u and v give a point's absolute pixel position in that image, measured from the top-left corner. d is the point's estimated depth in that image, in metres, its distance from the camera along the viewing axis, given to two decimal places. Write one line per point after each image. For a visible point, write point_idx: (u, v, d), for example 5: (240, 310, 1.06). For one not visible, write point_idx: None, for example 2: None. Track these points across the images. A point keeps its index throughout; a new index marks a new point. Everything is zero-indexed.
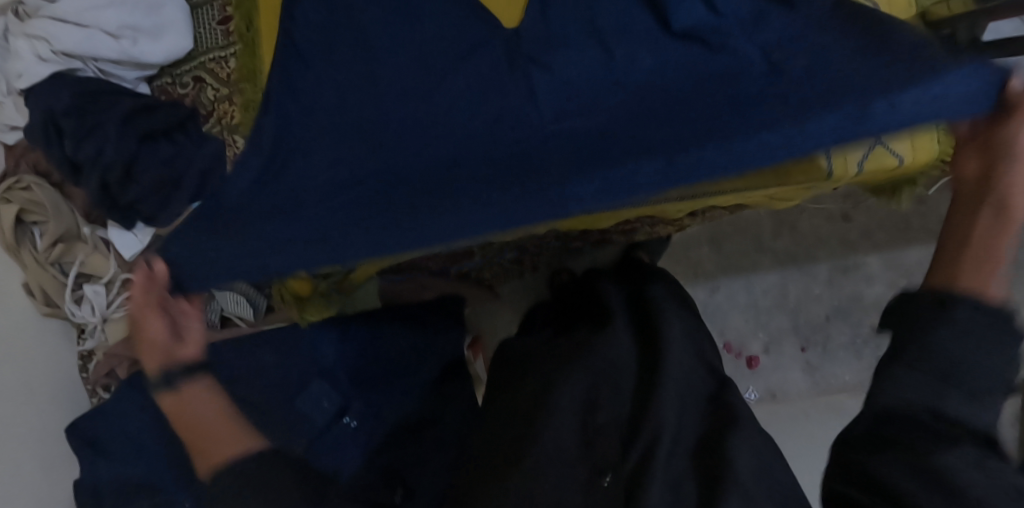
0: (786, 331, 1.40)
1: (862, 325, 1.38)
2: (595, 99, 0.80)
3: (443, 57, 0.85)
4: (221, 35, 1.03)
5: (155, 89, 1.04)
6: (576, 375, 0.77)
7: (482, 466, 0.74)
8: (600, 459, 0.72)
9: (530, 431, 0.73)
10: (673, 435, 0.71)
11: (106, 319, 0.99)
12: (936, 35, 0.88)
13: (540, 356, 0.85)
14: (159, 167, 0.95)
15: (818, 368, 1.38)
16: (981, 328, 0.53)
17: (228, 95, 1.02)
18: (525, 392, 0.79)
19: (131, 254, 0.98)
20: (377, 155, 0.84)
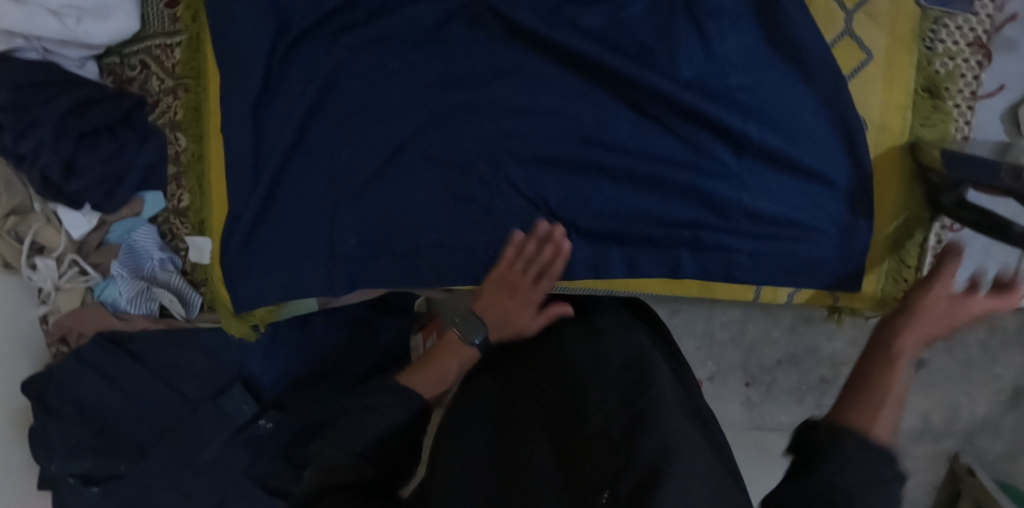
0: (735, 366, 1.39)
1: (812, 374, 1.37)
2: (541, 152, 0.86)
3: (411, 122, 0.88)
4: (168, 20, 0.98)
5: (104, 67, 1.01)
6: (599, 402, 0.68)
7: (473, 462, 0.69)
8: (591, 472, 0.60)
9: (520, 454, 0.67)
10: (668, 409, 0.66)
11: (58, 288, 1.04)
12: (920, 176, 0.82)
13: (566, 355, 0.78)
14: (98, 165, 0.96)
15: (757, 405, 1.40)
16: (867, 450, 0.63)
17: (173, 88, 0.99)
18: (536, 406, 0.73)
19: (79, 234, 1.02)
20: (339, 165, 0.90)
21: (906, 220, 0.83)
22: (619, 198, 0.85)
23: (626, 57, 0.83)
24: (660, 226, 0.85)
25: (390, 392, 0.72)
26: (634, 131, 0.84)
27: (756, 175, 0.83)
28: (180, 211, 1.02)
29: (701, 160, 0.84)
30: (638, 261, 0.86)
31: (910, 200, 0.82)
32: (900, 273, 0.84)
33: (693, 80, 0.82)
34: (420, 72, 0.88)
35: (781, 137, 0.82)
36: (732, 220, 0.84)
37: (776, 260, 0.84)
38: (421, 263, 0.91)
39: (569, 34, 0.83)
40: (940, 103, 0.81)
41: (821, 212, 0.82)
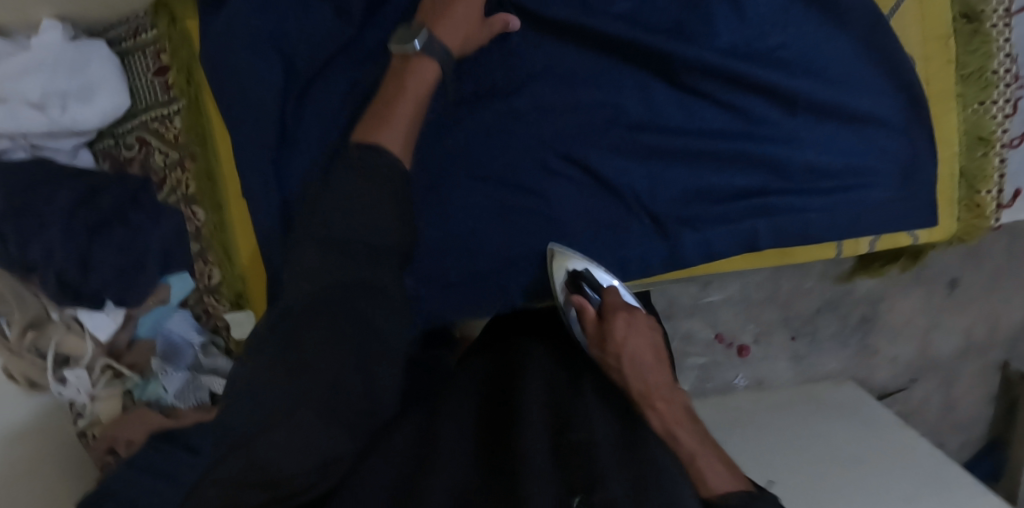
0: (777, 323, 1.33)
1: (852, 315, 1.32)
2: (592, 149, 0.82)
3: (448, 144, 0.82)
4: (160, 88, 0.91)
5: (98, 152, 0.94)
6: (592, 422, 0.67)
7: (460, 449, 0.65)
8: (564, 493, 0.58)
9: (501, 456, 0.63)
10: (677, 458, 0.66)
11: (94, 397, 0.96)
12: (973, 99, 0.81)
13: (574, 376, 0.75)
14: (115, 257, 0.87)
15: (805, 357, 1.33)
16: None
17: (180, 160, 0.92)
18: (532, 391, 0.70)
19: (106, 335, 0.94)
20: None
21: (967, 146, 0.83)
22: (678, 181, 0.82)
23: (662, 34, 0.79)
24: (726, 200, 0.82)
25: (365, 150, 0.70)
26: (684, 109, 0.81)
27: (816, 130, 0.80)
28: (212, 288, 0.95)
29: (751, 126, 0.80)
30: (713, 241, 0.83)
31: (968, 124, 0.82)
32: (971, 199, 0.84)
33: (739, 44, 0.79)
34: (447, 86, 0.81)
35: (836, 87, 0.79)
36: (801, 179, 0.81)
37: (853, 211, 0.81)
38: (487, 288, 0.86)
39: (602, 20, 0.79)
40: (979, 26, 0.80)
41: (889, 154, 0.80)
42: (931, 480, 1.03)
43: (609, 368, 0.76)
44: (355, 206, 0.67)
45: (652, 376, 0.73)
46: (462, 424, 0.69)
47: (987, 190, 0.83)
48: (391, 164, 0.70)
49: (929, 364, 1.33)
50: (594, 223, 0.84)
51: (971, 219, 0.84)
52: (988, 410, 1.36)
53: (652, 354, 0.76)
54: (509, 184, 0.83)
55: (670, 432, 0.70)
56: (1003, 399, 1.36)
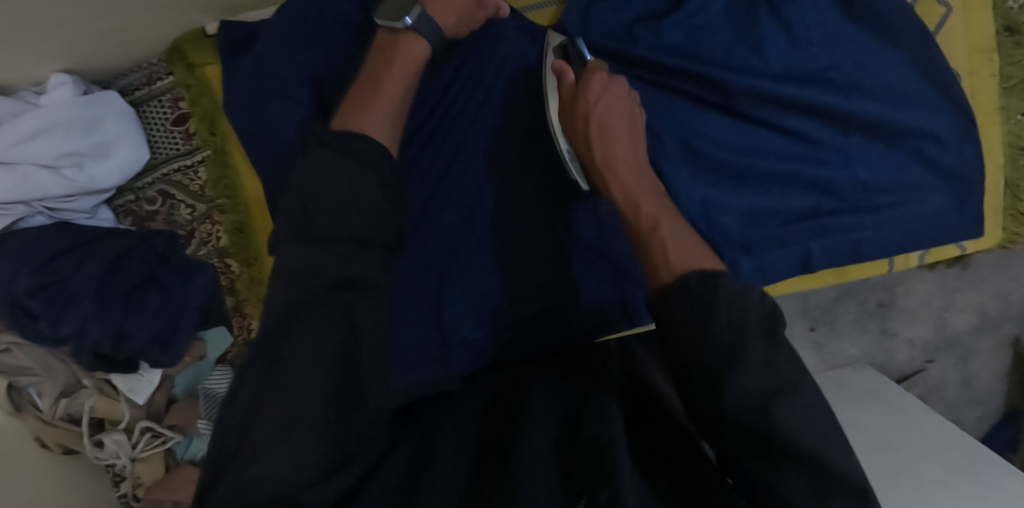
0: (796, 314, 1.37)
1: (869, 302, 1.36)
2: None
3: (503, 186, 0.85)
4: (182, 138, 0.86)
5: (117, 209, 0.88)
6: (602, 406, 0.65)
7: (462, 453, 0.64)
8: (576, 479, 0.59)
9: (505, 451, 0.62)
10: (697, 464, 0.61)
11: (135, 459, 0.93)
12: (1016, 108, 0.82)
13: (578, 372, 0.73)
14: (148, 322, 0.83)
15: (824, 346, 1.37)
16: None
17: (208, 212, 0.88)
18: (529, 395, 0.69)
19: (143, 398, 0.90)
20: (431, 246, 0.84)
21: (1010, 156, 0.83)
22: (732, 207, 0.81)
23: (709, 62, 0.79)
24: (782, 222, 0.82)
25: (336, 146, 0.61)
26: (735, 134, 0.80)
27: (866, 149, 0.80)
28: (252, 341, 0.92)
29: (802, 147, 0.81)
30: (768, 265, 0.83)
31: (1011, 134, 0.82)
32: (1014, 207, 0.84)
33: (789, 66, 0.78)
34: (499, 133, 0.85)
35: (887, 107, 0.79)
36: (854, 199, 0.82)
37: (905, 228, 0.82)
38: (542, 325, 0.85)
39: (650, 53, 0.79)
40: (1020, 39, 0.80)
41: (938, 171, 0.81)
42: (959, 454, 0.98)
43: (579, 134, 0.74)
44: (337, 198, 0.59)
45: (620, 141, 0.72)
46: (463, 432, 0.67)
47: None
48: (374, 153, 0.62)
49: (944, 343, 1.36)
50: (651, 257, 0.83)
51: (1016, 226, 0.85)
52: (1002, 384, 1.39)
53: (626, 116, 0.74)
54: (562, 220, 0.85)
55: (631, 202, 0.70)
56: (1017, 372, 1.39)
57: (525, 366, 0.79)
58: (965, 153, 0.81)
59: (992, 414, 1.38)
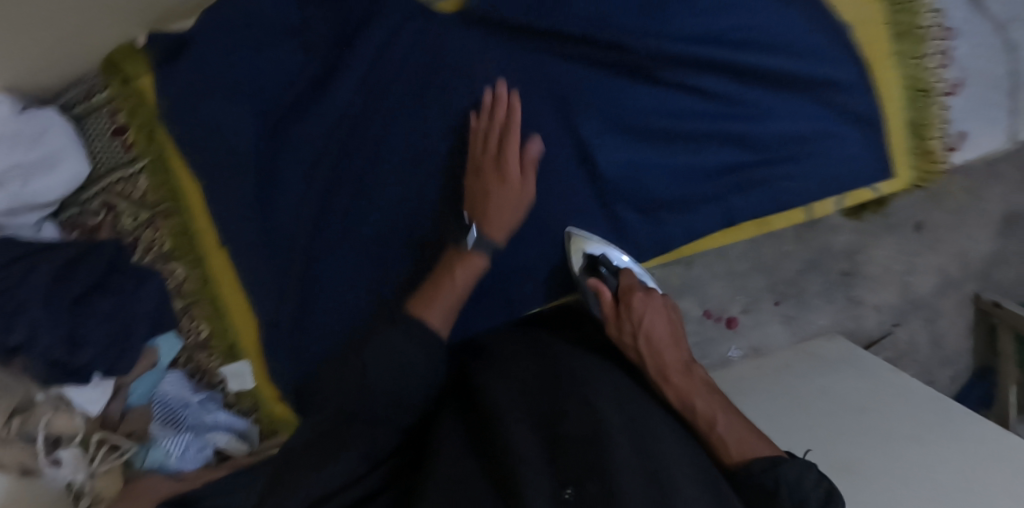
0: (763, 289, 1.37)
1: (833, 272, 1.38)
2: (565, 152, 0.84)
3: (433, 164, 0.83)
4: (121, 148, 0.88)
5: (63, 223, 0.91)
6: (580, 400, 0.67)
7: (456, 449, 0.67)
8: (566, 470, 0.61)
9: (495, 460, 0.64)
10: (667, 447, 0.65)
11: (92, 474, 0.93)
12: (910, 53, 0.86)
13: (544, 367, 0.74)
14: (101, 326, 0.86)
15: (795, 318, 1.37)
16: None
17: (150, 219, 0.90)
18: (502, 385, 0.73)
19: (98, 409, 0.91)
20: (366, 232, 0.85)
21: (910, 99, 0.87)
22: (653, 169, 0.84)
23: (618, 29, 0.80)
24: (702, 179, 0.86)
25: (403, 325, 0.75)
26: (650, 96, 0.83)
27: (771, 104, 0.84)
28: (201, 344, 0.93)
29: (714, 105, 0.84)
30: (689, 224, 0.87)
31: (908, 78, 0.87)
32: (921, 147, 0.88)
33: (694, 26, 0.80)
34: (430, 120, 0.82)
35: (792, 60, 0.82)
36: (766, 151, 0.85)
37: (815, 174, 0.87)
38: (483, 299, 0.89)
39: (557, 23, 0.80)
40: None
41: (838, 119, 0.86)
42: (927, 413, 0.92)
43: (607, 318, 0.84)
44: (390, 364, 0.73)
45: (669, 354, 0.80)
46: (458, 429, 0.71)
47: (934, 137, 0.88)
48: (429, 334, 0.75)
49: (910, 306, 1.38)
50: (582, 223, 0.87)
51: (926, 166, 0.89)
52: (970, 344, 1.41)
53: (666, 326, 0.83)
54: None
55: (687, 405, 0.76)
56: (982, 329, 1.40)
57: (484, 364, 0.79)
58: (863, 101, 0.86)
59: (963, 374, 1.40)
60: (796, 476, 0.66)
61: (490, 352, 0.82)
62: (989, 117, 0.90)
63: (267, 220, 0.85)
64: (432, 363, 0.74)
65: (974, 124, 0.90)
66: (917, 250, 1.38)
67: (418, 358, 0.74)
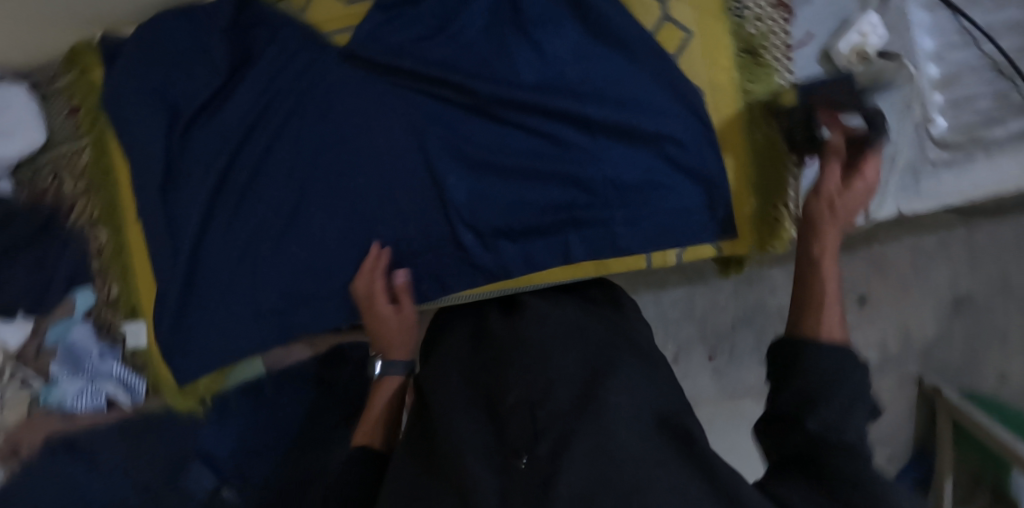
0: (695, 341, 1.62)
1: (765, 331, 1.60)
2: (418, 178, 0.93)
3: (309, 172, 0.96)
4: (72, 126, 1.04)
5: (17, 181, 1.07)
6: (522, 361, 0.84)
7: (413, 466, 0.79)
8: (512, 442, 0.74)
9: (442, 429, 0.80)
10: (569, 383, 0.79)
11: (2, 403, 1.06)
12: (761, 122, 0.91)
13: (484, 340, 0.93)
14: (24, 273, 1.04)
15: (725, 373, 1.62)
16: (831, 364, 0.74)
17: (86, 189, 1.04)
18: (451, 375, 0.88)
19: (17, 344, 1.05)
20: (250, 223, 0.98)
21: (761, 164, 0.92)
22: (506, 201, 0.92)
23: (475, 74, 0.91)
24: (549, 214, 0.92)
25: (349, 462, 0.87)
26: (506, 135, 0.92)
27: (619, 153, 0.91)
28: (111, 302, 1.05)
29: (555, 147, 0.91)
30: (532, 252, 0.95)
31: (760, 146, 0.91)
32: (767, 211, 0.93)
33: (544, 78, 0.90)
34: (312, 135, 0.95)
35: (638, 116, 0.89)
36: (616, 195, 0.91)
37: (658, 222, 0.92)
38: (348, 298, 0.99)
39: (418, 65, 0.91)
40: (758, 58, 0.91)
41: (685, 175, 0.91)
42: None
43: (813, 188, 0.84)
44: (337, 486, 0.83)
45: (830, 235, 0.82)
46: (412, 458, 0.81)
47: (780, 203, 0.93)
48: (365, 457, 0.88)
49: None
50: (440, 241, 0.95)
51: (771, 231, 0.94)
52: (908, 421, 1.57)
53: (857, 201, 0.83)
54: (356, 202, 0.95)
55: (818, 259, 0.82)
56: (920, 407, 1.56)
57: (439, 358, 0.93)
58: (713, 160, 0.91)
59: (901, 454, 1.58)
60: (840, 364, 0.74)
61: (433, 360, 0.94)
62: None
63: (173, 205, 0.99)
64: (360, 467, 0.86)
65: None
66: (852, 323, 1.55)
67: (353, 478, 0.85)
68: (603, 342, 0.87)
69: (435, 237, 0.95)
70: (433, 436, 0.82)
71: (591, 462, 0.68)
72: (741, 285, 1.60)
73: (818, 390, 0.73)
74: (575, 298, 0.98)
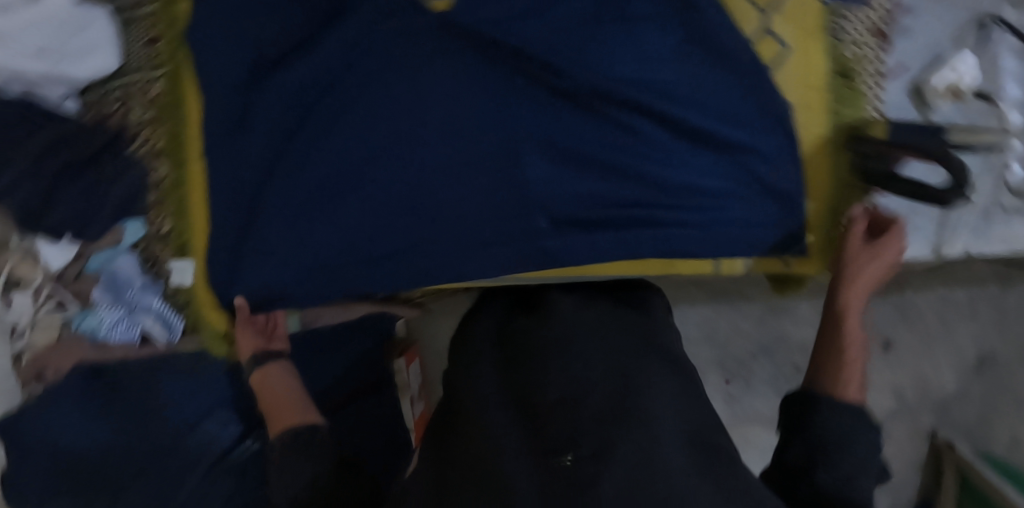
0: (713, 364, 1.60)
1: (786, 364, 1.58)
2: (495, 153, 0.93)
3: (386, 132, 0.95)
4: (147, 57, 1.04)
5: (82, 102, 1.05)
6: (558, 372, 0.91)
7: (442, 469, 0.83)
8: (548, 444, 0.78)
9: (480, 431, 0.84)
10: (602, 397, 0.84)
11: (34, 324, 1.04)
12: (846, 145, 0.92)
13: (515, 357, 0.98)
14: (76, 197, 1.00)
15: (738, 400, 1.60)
16: (844, 423, 0.76)
17: (154, 120, 1.03)
18: (485, 388, 0.93)
19: (58, 266, 1.03)
20: (318, 176, 0.96)
21: (839, 188, 0.93)
22: (581, 189, 0.91)
23: (568, 57, 0.90)
24: (624, 208, 0.91)
25: (301, 443, 0.88)
26: (591, 121, 0.91)
27: (703, 156, 0.90)
28: (162, 237, 1.04)
29: (634, 142, 0.90)
30: (601, 246, 0.92)
31: (840, 168, 0.92)
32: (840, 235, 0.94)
33: (636, 72, 0.89)
34: (393, 96, 0.94)
35: (726, 121, 0.89)
36: (697, 196, 0.90)
37: (735, 232, 0.91)
38: (408, 265, 0.99)
39: (514, 40, 0.90)
40: (852, 84, 0.92)
41: (770, 189, 0.90)
42: None
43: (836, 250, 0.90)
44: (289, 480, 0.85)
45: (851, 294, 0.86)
46: (442, 468, 0.84)
47: (853, 227, 0.93)
48: (318, 447, 0.88)
49: None
50: (507, 222, 0.93)
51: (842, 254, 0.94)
52: (914, 473, 1.57)
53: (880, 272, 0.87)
54: (429, 168, 0.94)
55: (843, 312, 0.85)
56: (929, 462, 1.56)
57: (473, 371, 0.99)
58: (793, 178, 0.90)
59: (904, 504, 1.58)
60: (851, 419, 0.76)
61: (469, 372, 0.98)
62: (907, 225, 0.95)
63: (244, 148, 0.98)
64: (319, 454, 0.87)
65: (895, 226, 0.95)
66: (877, 367, 1.57)
67: (309, 469, 0.85)
68: (631, 361, 0.92)
69: (505, 216, 0.93)
70: (466, 442, 0.84)
71: (631, 466, 0.71)
72: (768, 312, 1.57)
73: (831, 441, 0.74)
74: (602, 322, 1.02)
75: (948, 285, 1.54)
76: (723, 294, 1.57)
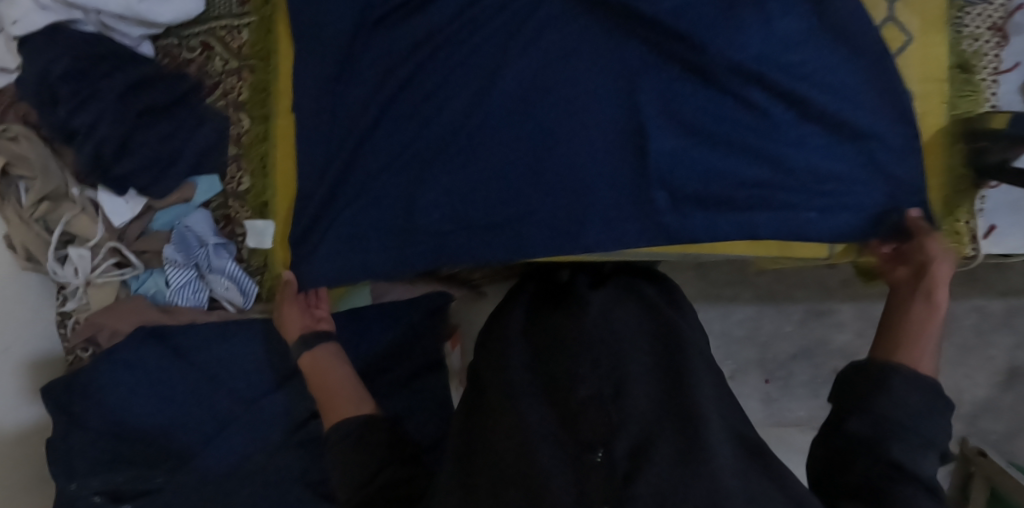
0: (752, 363, 1.42)
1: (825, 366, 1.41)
2: (616, 121, 0.89)
3: (499, 93, 0.89)
4: (237, 2, 0.97)
5: (158, 48, 0.98)
6: (590, 342, 0.75)
7: (463, 462, 0.69)
8: (586, 437, 0.64)
9: (506, 417, 0.70)
10: (641, 376, 0.70)
11: (89, 283, 0.96)
12: (964, 137, 0.91)
13: (541, 323, 0.84)
14: (154, 144, 0.92)
15: (775, 401, 1.41)
16: (917, 400, 0.69)
17: (237, 69, 0.97)
18: (513, 359, 0.78)
19: (121, 222, 0.94)
20: (420, 135, 0.90)
21: (954, 181, 0.92)
22: (704, 164, 0.89)
23: (698, 27, 0.86)
24: (743, 187, 0.89)
25: (356, 430, 0.76)
26: (715, 95, 0.89)
27: (823, 137, 0.89)
28: (239, 195, 0.98)
29: (762, 120, 0.88)
30: (720, 225, 0.90)
31: (956, 160, 0.92)
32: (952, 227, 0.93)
33: (763, 48, 0.87)
34: (511, 61, 0.89)
35: (854, 101, 0.88)
36: (816, 177, 0.89)
37: (855, 216, 0.90)
38: (509, 236, 0.91)
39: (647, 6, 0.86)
40: (970, 77, 0.92)
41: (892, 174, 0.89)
42: None
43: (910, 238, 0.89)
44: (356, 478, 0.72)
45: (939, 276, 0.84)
46: (463, 462, 0.70)
47: (965, 220, 0.93)
48: (373, 430, 0.76)
49: None
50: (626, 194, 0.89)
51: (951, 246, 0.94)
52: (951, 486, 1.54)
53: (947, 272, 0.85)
54: (544, 132, 0.89)
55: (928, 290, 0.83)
56: None
57: (498, 341, 0.83)
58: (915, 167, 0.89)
59: None
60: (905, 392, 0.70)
61: (490, 344, 0.84)
62: (1014, 220, 0.95)
63: (340, 102, 0.92)
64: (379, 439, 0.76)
65: (1003, 221, 0.95)
66: None
67: (372, 459, 0.74)
68: (668, 331, 0.78)
69: (622, 186, 0.89)
70: (489, 429, 0.71)
71: (680, 471, 0.59)
72: (812, 313, 1.40)
73: (896, 414, 0.68)
74: (631, 283, 0.88)
75: (986, 292, 1.40)
76: (773, 293, 1.41)
